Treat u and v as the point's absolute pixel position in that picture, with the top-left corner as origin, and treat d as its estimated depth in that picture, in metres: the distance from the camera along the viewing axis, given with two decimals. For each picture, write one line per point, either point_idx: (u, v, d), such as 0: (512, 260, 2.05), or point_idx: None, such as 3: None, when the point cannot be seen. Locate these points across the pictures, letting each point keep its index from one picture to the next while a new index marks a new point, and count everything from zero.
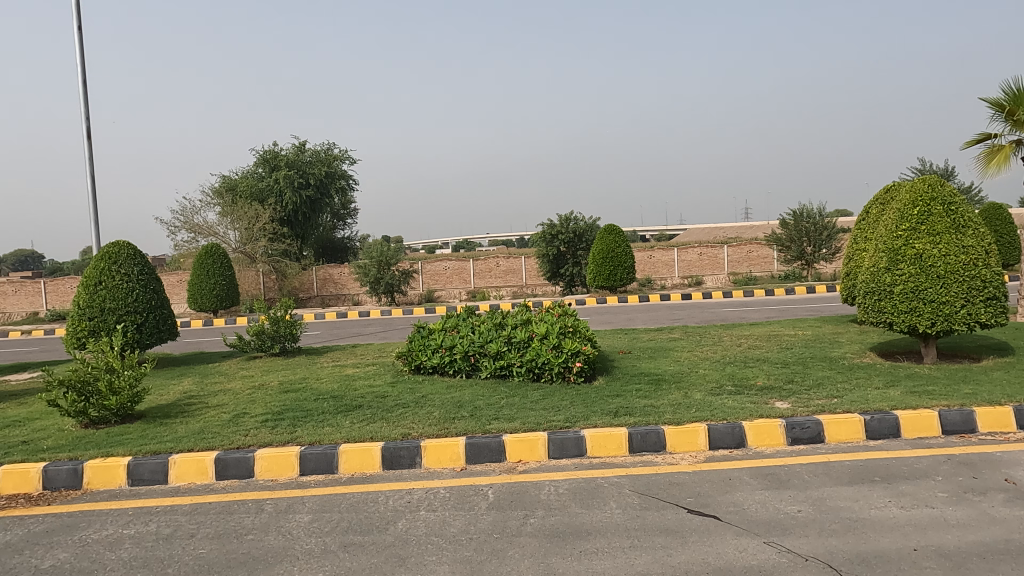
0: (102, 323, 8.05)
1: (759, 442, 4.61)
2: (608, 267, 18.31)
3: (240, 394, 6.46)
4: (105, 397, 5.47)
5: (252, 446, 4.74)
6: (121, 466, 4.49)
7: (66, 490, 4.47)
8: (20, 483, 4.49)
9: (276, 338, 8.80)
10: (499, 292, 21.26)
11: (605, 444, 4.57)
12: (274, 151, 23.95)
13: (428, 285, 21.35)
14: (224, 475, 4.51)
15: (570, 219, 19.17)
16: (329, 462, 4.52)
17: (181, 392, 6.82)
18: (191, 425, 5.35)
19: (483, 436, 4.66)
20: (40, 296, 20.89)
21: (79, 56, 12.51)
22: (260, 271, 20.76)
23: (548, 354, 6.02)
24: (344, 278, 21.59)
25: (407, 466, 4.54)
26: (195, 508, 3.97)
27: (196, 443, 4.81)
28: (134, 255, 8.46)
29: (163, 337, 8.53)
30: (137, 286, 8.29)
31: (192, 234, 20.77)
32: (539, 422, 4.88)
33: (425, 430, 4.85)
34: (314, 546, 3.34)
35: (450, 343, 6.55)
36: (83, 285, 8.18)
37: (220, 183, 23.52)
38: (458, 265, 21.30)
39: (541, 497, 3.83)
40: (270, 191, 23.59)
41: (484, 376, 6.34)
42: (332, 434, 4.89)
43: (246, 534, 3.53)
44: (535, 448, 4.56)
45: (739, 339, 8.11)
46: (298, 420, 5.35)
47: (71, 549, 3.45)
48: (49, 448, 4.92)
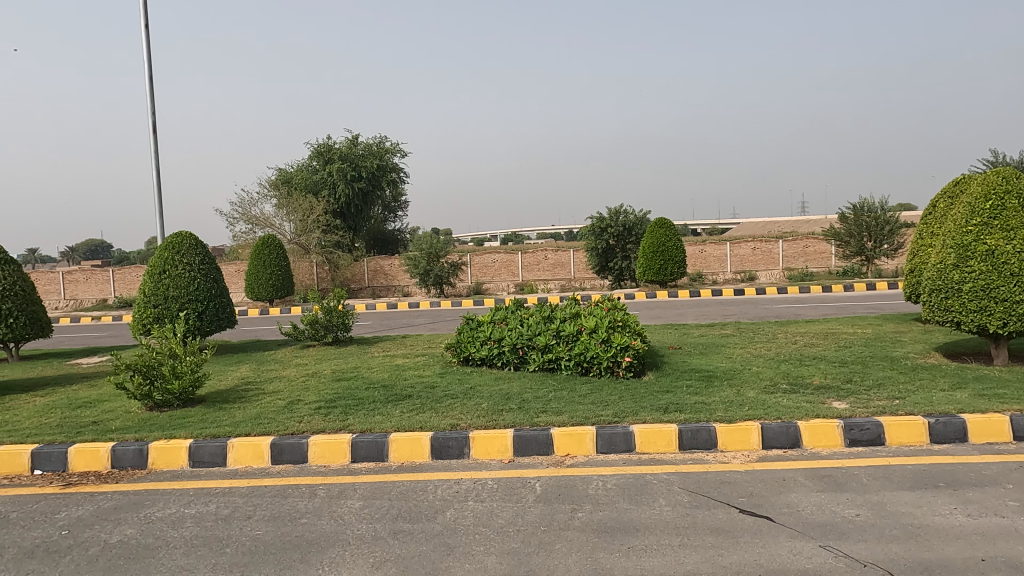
0: (166, 310, 8.39)
1: (816, 442, 4.48)
2: (658, 261, 18.03)
3: (295, 381, 6.65)
4: (169, 380, 5.70)
5: (306, 432, 4.86)
6: (183, 448, 4.68)
7: (132, 469, 4.68)
8: (91, 461, 4.71)
9: (329, 327, 9.00)
10: (548, 285, 21.21)
11: (654, 440, 4.52)
12: (328, 145, 24.50)
13: (476, 277, 21.55)
14: (280, 460, 4.66)
15: (620, 211, 18.98)
16: (379, 450, 4.61)
17: (239, 378, 7.05)
18: (248, 411, 5.52)
19: (531, 429, 4.67)
20: (109, 283, 21.90)
21: (147, 55, 13.06)
22: (313, 262, 21.29)
23: (597, 348, 5.99)
24: (395, 270, 21.90)
25: (455, 456, 4.58)
26: (252, 491, 4.10)
27: (252, 428, 4.97)
28: (196, 245, 8.76)
29: (223, 325, 8.83)
30: (199, 276, 8.60)
31: (250, 226, 21.49)
32: (587, 416, 4.86)
33: (474, 421, 4.89)
34: (365, 531, 3.41)
35: (500, 335, 6.59)
36: (149, 273, 8.52)
37: (277, 175, 24.17)
38: (507, 258, 21.44)
39: (588, 491, 3.81)
40: (324, 184, 24.14)
41: (532, 369, 6.35)
42: (382, 423, 4.97)
43: (300, 518, 3.63)
44: (582, 443, 4.54)
45: (795, 336, 7.88)
46: (350, 408, 5.47)
47: (137, 526, 3.62)
48: (117, 429, 5.16)
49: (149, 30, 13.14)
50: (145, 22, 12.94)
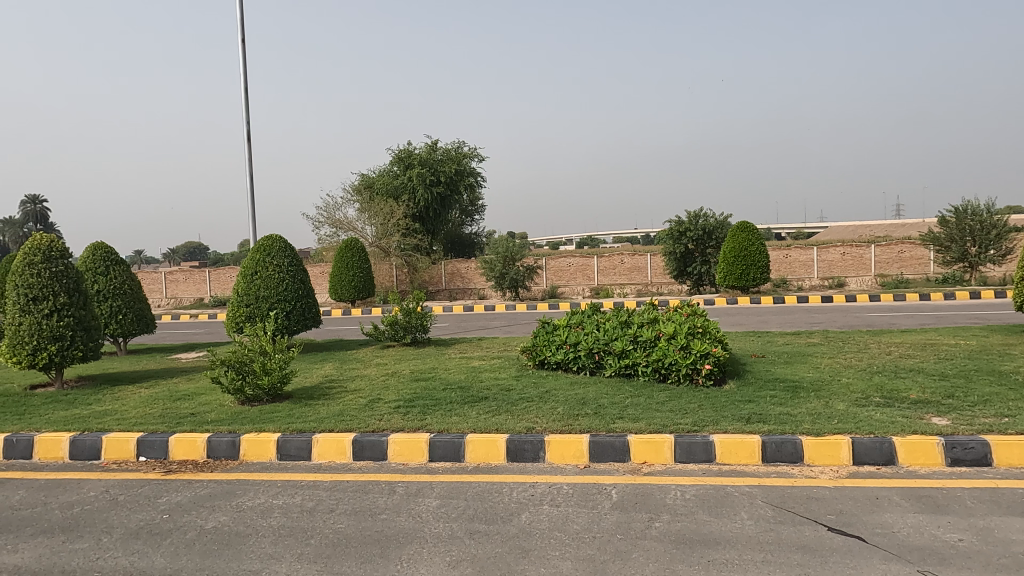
0: (257, 309, 8.82)
1: (913, 460, 4.21)
2: (740, 266, 17.47)
3: (375, 380, 6.84)
4: (259, 376, 5.99)
5: (386, 430, 5.00)
6: (271, 442, 4.90)
7: (226, 459, 4.95)
8: (189, 451, 5.01)
9: (408, 328, 9.22)
10: (624, 289, 20.95)
11: (736, 451, 4.38)
12: (408, 150, 25.17)
13: (552, 281, 21.55)
14: (361, 456, 4.80)
15: (699, 215, 18.52)
16: (456, 451, 4.67)
17: (324, 376, 7.33)
18: (331, 408, 5.73)
19: (607, 435, 4.62)
20: (205, 283, 23.26)
21: (242, 67, 13.84)
22: (393, 264, 21.90)
23: (675, 355, 5.85)
24: (471, 272, 22.17)
25: (530, 459, 4.59)
26: (334, 485, 4.25)
27: (335, 424, 5.15)
28: (285, 248, 9.15)
29: (308, 324, 9.20)
30: (287, 277, 8.99)
31: (334, 229, 22.34)
32: (665, 423, 4.76)
33: (549, 425, 4.88)
34: (442, 530, 3.46)
35: (575, 340, 6.56)
36: (242, 274, 8.98)
37: (360, 181, 25.04)
38: (583, 262, 21.33)
39: (666, 501, 3.73)
40: (404, 188, 24.79)
41: (609, 374, 6.28)
42: (459, 424, 5.04)
43: (379, 514, 3.73)
44: (660, 451, 4.46)
45: (889, 347, 7.44)
46: (428, 408, 5.57)
47: (230, 513, 3.82)
48: (212, 421, 5.47)
49: (245, 45, 13.91)
50: (241, 38, 13.72)
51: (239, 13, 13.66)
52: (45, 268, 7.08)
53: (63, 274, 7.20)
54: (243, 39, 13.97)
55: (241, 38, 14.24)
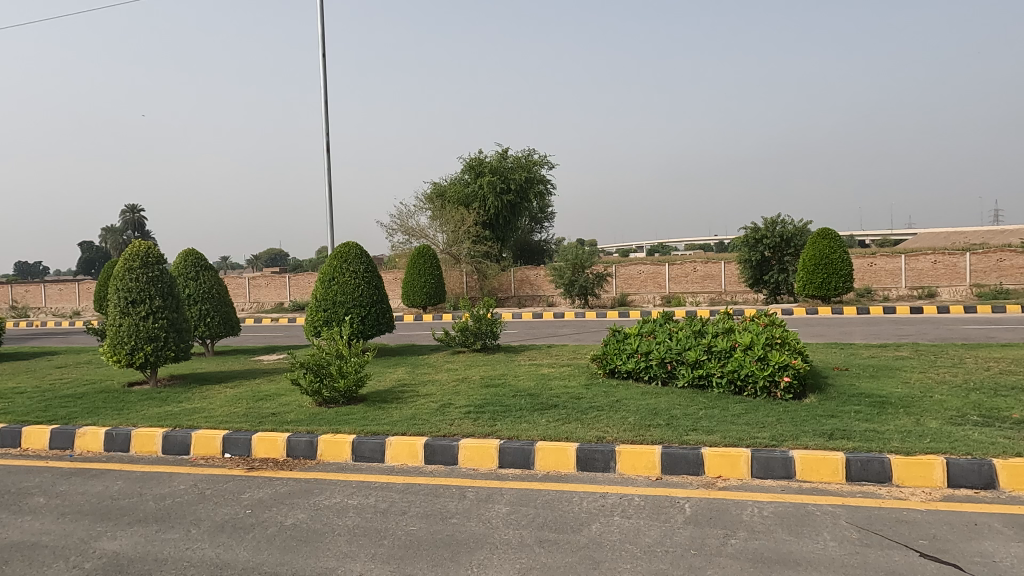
0: (333, 314, 9.11)
1: (1016, 485, 3.91)
2: (820, 275, 16.76)
3: (446, 385, 6.94)
4: (336, 379, 6.19)
5: (457, 435, 5.05)
6: (347, 443, 5.05)
7: (304, 459, 5.13)
8: (270, 449, 5.22)
9: (478, 335, 9.31)
10: (696, 297, 20.47)
11: (818, 469, 4.19)
12: (479, 158, 25.54)
13: (621, 289, 21.34)
14: (432, 460, 4.88)
15: (777, 222, 17.91)
16: (526, 457, 4.68)
17: (396, 380, 7.50)
18: (404, 411, 5.84)
19: (680, 447, 4.51)
20: (285, 288, 24.25)
21: (323, 82, 14.42)
22: (463, 271, 22.23)
23: (752, 366, 5.66)
24: (540, 280, 22.20)
25: (600, 469, 4.54)
26: (407, 488, 4.33)
27: (408, 427, 5.25)
28: (361, 254, 9.43)
29: (382, 329, 9.43)
30: (363, 283, 9.26)
31: (407, 236, 22.92)
32: (741, 437, 4.61)
33: (620, 435, 4.81)
34: (512, 537, 3.46)
35: (647, 348, 6.45)
36: (320, 280, 9.31)
37: (432, 189, 25.59)
38: (654, 269, 21.00)
39: (742, 518, 3.60)
40: (475, 196, 25.15)
41: (682, 385, 6.14)
42: (529, 431, 5.05)
43: (450, 518, 3.77)
44: (736, 465, 4.31)
45: (989, 362, 6.95)
46: (497, 414, 5.60)
47: (308, 511, 3.95)
48: (292, 421, 5.69)
49: (325, 59, 14.51)
50: (322, 53, 14.33)
51: (321, 30, 14.27)
52: (142, 273, 7.55)
53: (159, 278, 7.65)
54: (324, 53, 14.55)
55: (321, 52, 14.81)
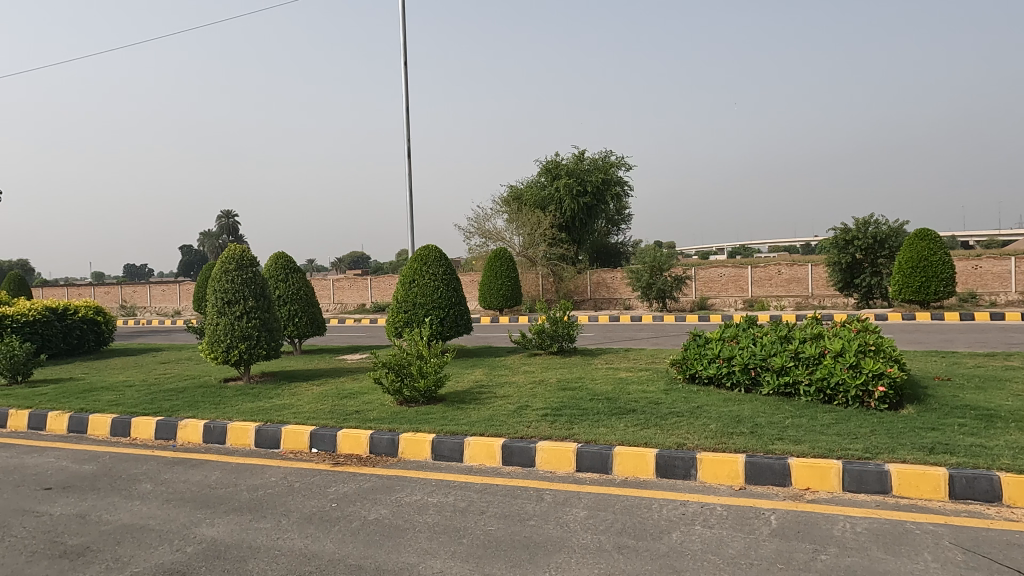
0: (413, 315, 9.33)
1: None
2: (918, 278, 15.78)
3: (523, 387, 6.97)
4: (416, 379, 6.33)
5: (535, 437, 5.07)
6: (427, 442, 5.16)
7: (386, 456, 5.28)
8: (354, 445, 5.41)
9: (555, 337, 9.30)
10: (781, 301, 19.70)
11: (917, 484, 3.94)
12: (556, 161, 25.55)
13: (701, 292, 20.80)
14: (510, 461, 4.92)
15: (869, 222, 17.01)
16: (604, 462, 4.64)
17: (474, 381, 7.60)
18: (482, 412, 5.91)
19: (765, 456, 4.36)
20: (367, 290, 25.05)
21: (405, 91, 14.86)
22: (539, 273, 22.36)
23: (843, 374, 5.40)
24: (617, 283, 21.95)
25: (681, 476, 4.44)
26: (485, 488, 4.38)
27: (486, 428, 5.32)
28: (440, 258, 9.61)
29: (460, 331, 9.58)
30: (442, 285, 9.43)
31: (485, 239, 23.22)
32: (831, 448, 4.40)
33: (701, 442, 4.70)
34: (590, 542, 3.44)
35: (729, 354, 6.26)
36: (401, 282, 9.57)
37: (509, 192, 25.81)
38: (736, 272, 20.36)
39: (833, 533, 3.43)
40: (551, 199, 25.19)
41: (766, 393, 5.93)
42: (607, 435, 5.00)
43: (528, 519, 3.79)
44: (826, 477, 4.12)
45: None
46: (575, 417, 5.58)
47: (390, 507, 4.06)
48: (375, 419, 5.87)
49: (406, 68, 14.95)
50: (404, 63, 14.76)
51: (403, 40, 14.70)
52: (237, 275, 7.98)
53: (251, 279, 8.07)
54: (405, 61, 14.88)
55: (403, 62, 15.22)
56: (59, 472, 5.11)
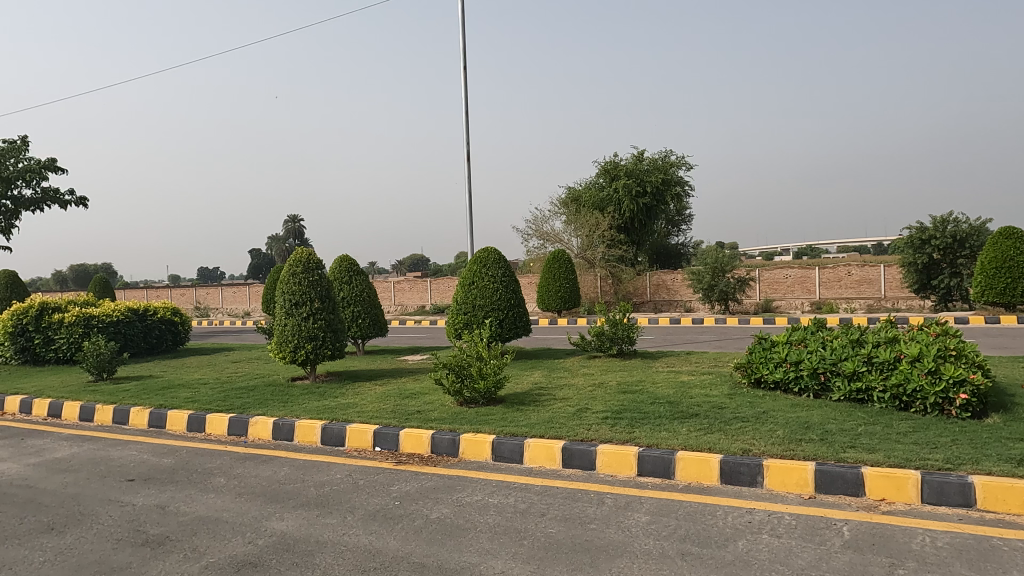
0: (473, 316, 9.42)
1: None
2: (1002, 280, 14.88)
3: (583, 390, 6.93)
4: (476, 380, 6.39)
5: (595, 440, 5.03)
6: (487, 442, 5.21)
7: (447, 455, 5.34)
8: (416, 445, 5.50)
9: (614, 339, 9.20)
10: (851, 304, 18.94)
11: (1003, 499, 3.71)
12: (614, 162, 25.32)
13: (765, 294, 20.21)
14: (570, 464, 4.90)
15: (948, 221, 16.16)
16: (666, 467, 4.57)
17: (533, 383, 7.61)
18: (541, 414, 5.91)
19: (837, 465, 4.19)
20: (427, 292, 25.47)
21: (463, 95, 15.02)
22: (598, 275, 22.25)
23: (921, 380, 5.14)
24: (677, 284, 21.56)
25: (746, 483, 4.33)
26: (545, 490, 4.38)
27: (546, 430, 5.32)
28: (499, 259, 9.66)
29: (519, 332, 9.60)
30: (500, 287, 9.49)
31: (542, 241, 23.22)
32: (908, 457, 4.20)
33: (768, 448, 4.56)
34: (653, 547, 3.39)
35: (797, 358, 6.06)
36: (461, 284, 9.67)
37: (567, 194, 25.74)
38: (802, 273, 19.69)
39: (911, 547, 3.27)
40: (610, 200, 24.95)
41: (837, 398, 5.70)
42: (669, 439, 4.92)
43: (589, 523, 3.76)
44: (903, 488, 3.93)
45: None
46: (635, 421, 5.51)
47: (451, 507, 4.10)
48: (436, 419, 5.95)
49: (465, 73, 15.12)
50: (463, 67, 14.94)
51: (462, 45, 14.88)
52: (304, 277, 8.24)
53: (317, 282, 8.31)
54: (465, 66, 15.04)
55: (463, 68, 15.41)
56: (141, 465, 5.40)
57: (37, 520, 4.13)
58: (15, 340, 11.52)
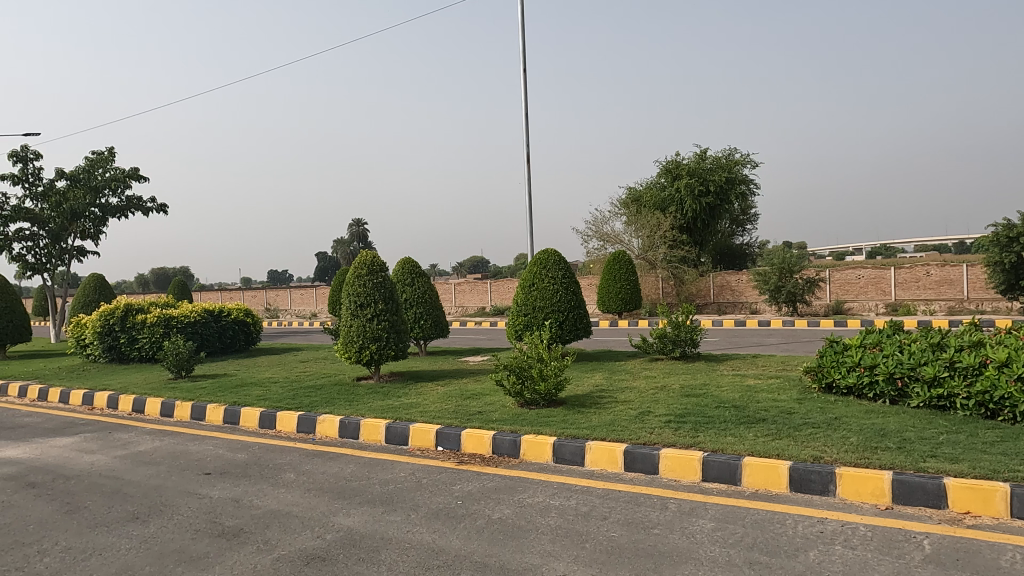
0: (533, 318, 9.43)
1: None
2: None
3: (645, 393, 6.82)
4: (537, 382, 6.39)
5: (658, 444, 4.96)
6: (548, 444, 5.20)
7: (508, 456, 5.37)
8: (477, 445, 5.54)
9: (677, 342, 9.04)
10: (930, 306, 18.01)
11: None
12: (676, 161, 24.88)
13: (836, 295, 19.46)
14: (632, 468, 4.84)
15: None
16: (732, 473, 4.45)
17: (594, 385, 7.54)
18: (603, 417, 5.85)
19: (916, 475, 3.99)
20: (487, 293, 25.69)
21: (524, 97, 15.07)
22: (659, 276, 21.93)
23: (1009, 387, 4.83)
24: (742, 285, 21.01)
25: (818, 492, 4.17)
26: (607, 493, 4.34)
27: (608, 433, 5.27)
28: (559, 261, 9.65)
29: (579, 334, 9.54)
30: (561, 288, 9.46)
31: (603, 242, 23.06)
32: (995, 468, 3.95)
33: (841, 456, 4.39)
34: (719, 555, 3.31)
35: (871, 362, 5.81)
36: (521, 286, 9.71)
37: (628, 194, 25.46)
38: (876, 273, 18.84)
39: (999, 564, 3.08)
40: (672, 200, 24.51)
41: (916, 405, 5.43)
42: (734, 445, 4.79)
43: (652, 528, 3.71)
44: (990, 501, 3.71)
45: None
46: (700, 425, 5.39)
47: (513, 508, 4.12)
48: (497, 420, 5.98)
49: (525, 76, 15.17)
50: (523, 71, 15.00)
51: (522, 49, 14.96)
52: (369, 279, 8.45)
53: (381, 283, 8.51)
54: (525, 69, 15.10)
55: (523, 71, 15.46)
56: (217, 459, 5.65)
57: (124, 509, 4.38)
58: (103, 339, 12.24)
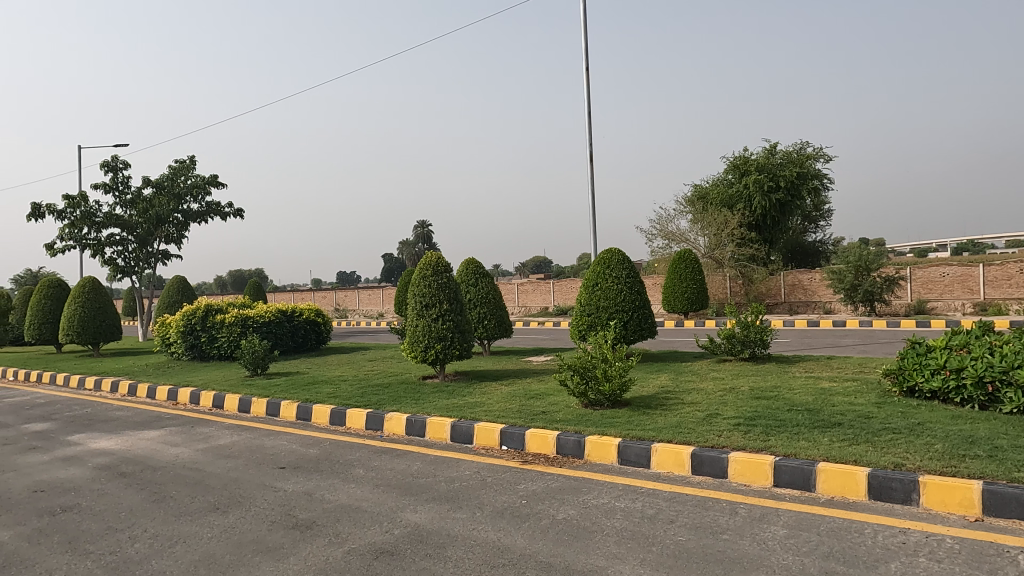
0: (597, 318, 9.36)
1: None
2: None
3: (712, 394, 6.66)
4: (601, 382, 6.34)
5: (726, 447, 4.84)
6: (613, 445, 5.16)
7: (572, 457, 5.35)
8: (542, 445, 5.55)
9: (746, 343, 8.78)
10: None
11: None
12: (744, 157, 24.18)
13: (919, 294, 18.49)
14: (700, 471, 4.74)
15: None
16: (806, 478, 4.29)
17: (660, 386, 7.41)
18: (669, 419, 5.75)
19: (1009, 485, 3.74)
20: (551, 293, 25.68)
21: (587, 96, 14.96)
22: (727, 276, 21.39)
23: None
24: (815, 284, 20.24)
25: (900, 501, 3.98)
26: (673, 496, 4.27)
27: (674, 436, 5.17)
28: (623, 260, 9.54)
29: (644, 335, 9.41)
30: (625, 288, 9.35)
31: (667, 241, 22.67)
32: None
33: (924, 463, 4.17)
34: (792, 563, 3.20)
35: (958, 365, 5.49)
36: (585, 285, 9.65)
37: (694, 192, 24.93)
38: (963, 271, 17.79)
39: None
40: (740, 197, 23.82)
41: (1009, 411, 5.09)
42: (808, 449, 4.62)
43: (721, 533, 3.62)
44: None
45: None
46: (771, 428, 5.23)
47: (577, 508, 4.10)
48: (561, 420, 5.97)
49: (588, 75, 15.07)
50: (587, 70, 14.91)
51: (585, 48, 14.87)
52: (434, 279, 8.59)
53: (446, 284, 8.64)
54: (588, 69, 14.99)
55: (586, 71, 15.34)
56: (291, 454, 5.87)
57: (205, 499, 4.61)
58: (186, 338, 12.92)
